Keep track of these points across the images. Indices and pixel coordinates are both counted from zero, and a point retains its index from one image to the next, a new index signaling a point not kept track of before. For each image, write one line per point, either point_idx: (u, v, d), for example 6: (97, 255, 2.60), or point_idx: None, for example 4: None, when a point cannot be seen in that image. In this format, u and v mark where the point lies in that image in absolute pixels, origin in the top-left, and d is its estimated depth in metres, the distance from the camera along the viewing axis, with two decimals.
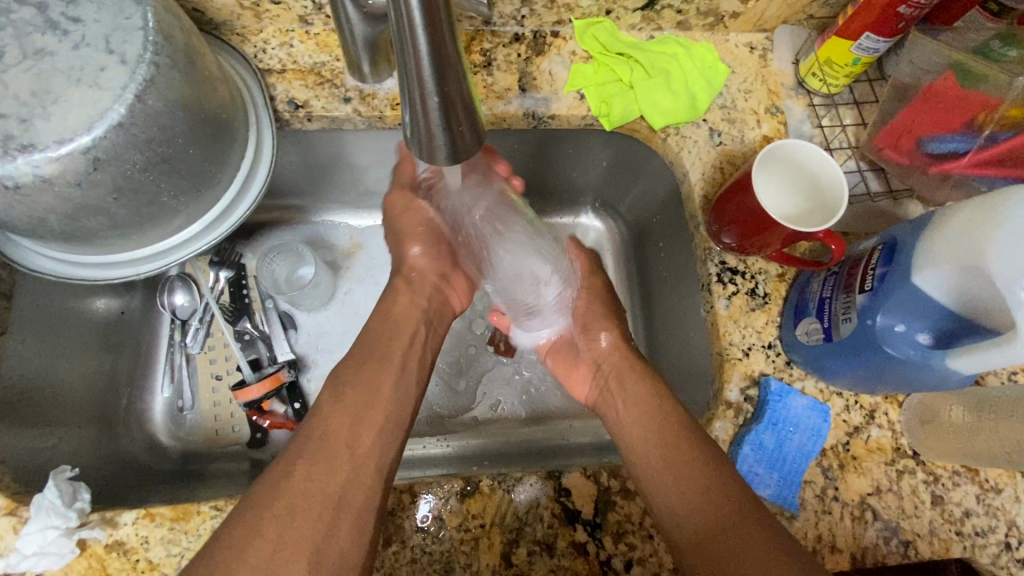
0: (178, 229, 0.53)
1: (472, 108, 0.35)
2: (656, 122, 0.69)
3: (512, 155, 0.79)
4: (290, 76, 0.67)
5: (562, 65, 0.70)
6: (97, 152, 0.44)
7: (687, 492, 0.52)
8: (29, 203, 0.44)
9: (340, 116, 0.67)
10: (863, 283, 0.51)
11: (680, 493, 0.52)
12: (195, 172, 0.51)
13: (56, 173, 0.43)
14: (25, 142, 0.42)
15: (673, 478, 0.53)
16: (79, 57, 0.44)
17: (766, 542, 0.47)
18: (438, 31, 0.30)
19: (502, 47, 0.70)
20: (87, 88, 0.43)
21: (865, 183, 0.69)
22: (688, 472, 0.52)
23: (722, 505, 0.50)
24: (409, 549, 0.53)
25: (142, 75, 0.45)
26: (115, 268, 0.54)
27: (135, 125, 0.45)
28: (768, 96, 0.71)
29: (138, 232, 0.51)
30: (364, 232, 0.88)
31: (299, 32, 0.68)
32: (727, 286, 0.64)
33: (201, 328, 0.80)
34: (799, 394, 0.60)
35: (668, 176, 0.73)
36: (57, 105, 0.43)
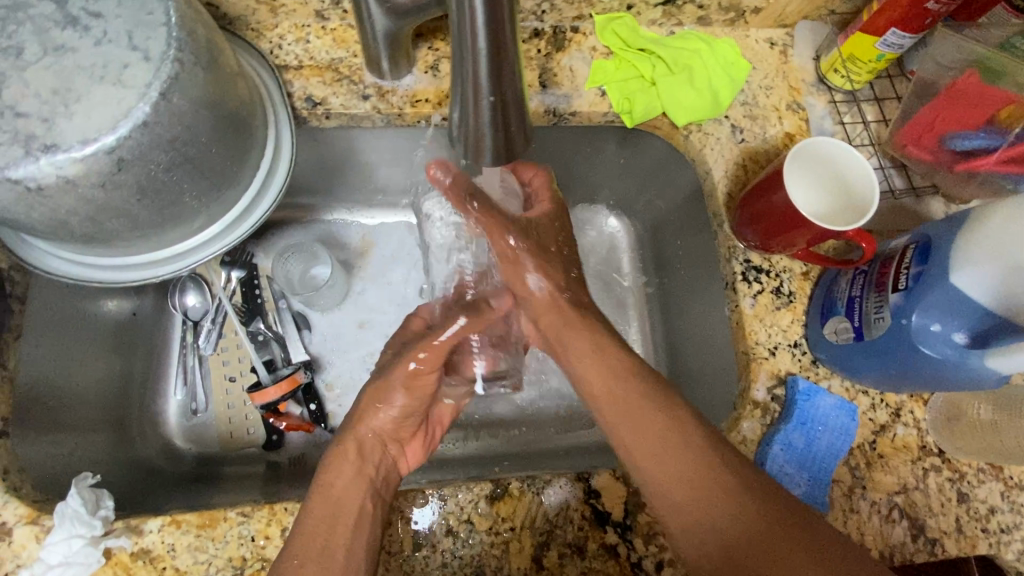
0: (199, 230, 0.52)
1: (522, 109, 0.34)
2: (679, 119, 0.68)
3: (529, 153, 0.78)
4: (307, 73, 0.65)
5: (582, 61, 0.69)
6: (121, 151, 0.42)
7: (713, 519, 0.47)
8: (51, 204, 0.43)
9: (359, 113, 0.66)
10: (896, 283, 0.51)
11: (708, 524, 0.47)
12: (218, 171, 0.49)
13: (80, 173, 0.42)
14: (48, 142, 0.41)
15: (697, 512, 0.48)
16: (101, 53, 0.43)
17: (813, 566, 0.43)
18: (500, 36, 0.29)
19: (521, 43, 0.69)
20: (111, 86, 0.42)
21: (888, 180, 0.68)
22: (710, 499, 0.48)
23: (759, 534, 0.45)
24: (438, 553, 0.52)
25: (167, 72, 0.43)
26: (135, 269, 0.53)
27: (159, 124, 0.43)
28: (789, 93, 0.71)
29: (160, 232, 0.50)
30: (377, 231, 0.87)
31: (315, 27, 0.66)
32: (752, 285, 0.63)
33: (214, 329, 0.79)
34: (826, 394, 0.60)
35: (688, 174, 0.73)
36: (81, 103, 0.42)
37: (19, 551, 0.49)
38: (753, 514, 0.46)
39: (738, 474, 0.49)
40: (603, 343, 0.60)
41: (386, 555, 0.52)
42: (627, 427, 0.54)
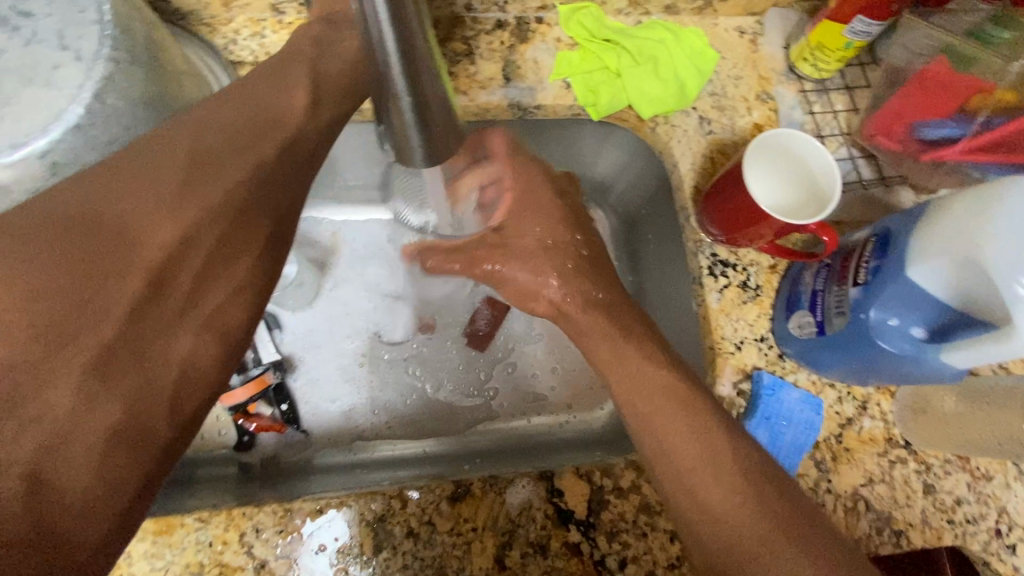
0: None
1: (448, 107, 0.33)
2: (645, 111, 0.67)
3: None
4: None
5: (547, 53, 0.68)
6: (54, 156, 0.41)
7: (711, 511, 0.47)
8: None
9: None
10: (856, 277, 0.50)
11: (710, 515, 0.47)
12: None
13: (12, 179, 0.41)
14: None
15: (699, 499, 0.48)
16: (32, 54, 0.41)
17: (801, 556, 0.44)
18: (407, 27, 0.28)
19: (484, 35, 0.67)
20: (41, 88, 0.41)
21: (857, 171, 0.67)
22: (721, 494, 0.47)
23: (753, 527, 0.45)
24: (399, 556, 0.52)
25: (99, 72, 0.42)
26: None
27: (94, 126, 0.42)
28: (759, 83, 0.70)
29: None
30: (346, 228, 0.85)
31: (271, 21, 0.64)
32: (718, 280, 0.63)
33: None
34: (791, 387, 0.59)
35: (657, 169, 0.72)
36: (10, 107, 0.40)
37: None
38: (749, 510, 0.46)
39: (740, 457, 0.48)
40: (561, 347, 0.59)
41: (347, 557, 0.52)
42: (665, 425, 0.50)
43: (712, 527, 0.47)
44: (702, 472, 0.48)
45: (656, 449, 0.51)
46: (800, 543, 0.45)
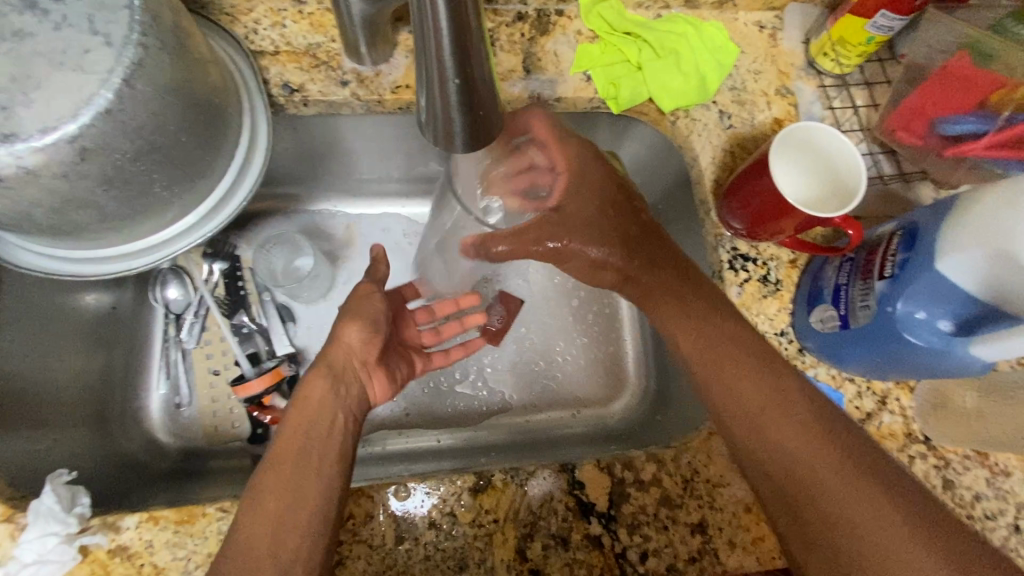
0: (173, 221, 0.51)
1: (493, 96, 0.33)
2: (665, 105, 0.67)
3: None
4: (283, 59, 0.63)
5: (567, 46, 0.68)
6: (84, 141, 0.41)
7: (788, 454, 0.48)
8: (13, 196, 0.42)
9: (337, 100, 0.64)
10: (882, 271, 0.50)
11: (777, 451, 0.49)
12: (189, 160, 0.48)
13: (40, 164, 0.40)
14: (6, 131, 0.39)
15: (775, 444, 0.49)
16: (62, 38, 0.41)
17: (880, 495, 0.44)
18: (461, 4, 0.28)
19: (504, 27, 0.67)
20: (71, 72, 0.41)
21: (877, 166, 0.67)
22: (797, 438, 0.49)
23: (830, 467, 0.46)
24: (422, 546, 0.52)
25: (129, 58, 0.42)
26: (108, 263, 0.51)
27: (123, 112, 0.42)
28: (778, 77, 0.69)
29: (130, 224, 0.48)
30: (362, 221, 0.86)
31: (292, 11, 0.64)
32: (739, 274, 0.62)
33: (197, 322, 0.78)
34: (812, 382, 0.59)
35: (676, 163, 0.72)
36: (40, 91, 0.40)
37: None
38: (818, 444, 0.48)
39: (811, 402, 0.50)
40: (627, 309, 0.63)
41: (369, 548, 0.51)
42: (738, 375, 0.53)
43: (788, 474, 0.48)
44: (769, 411, 0.51)
45: (727, 402, 0.53)
46: (884, 486, 0.45)
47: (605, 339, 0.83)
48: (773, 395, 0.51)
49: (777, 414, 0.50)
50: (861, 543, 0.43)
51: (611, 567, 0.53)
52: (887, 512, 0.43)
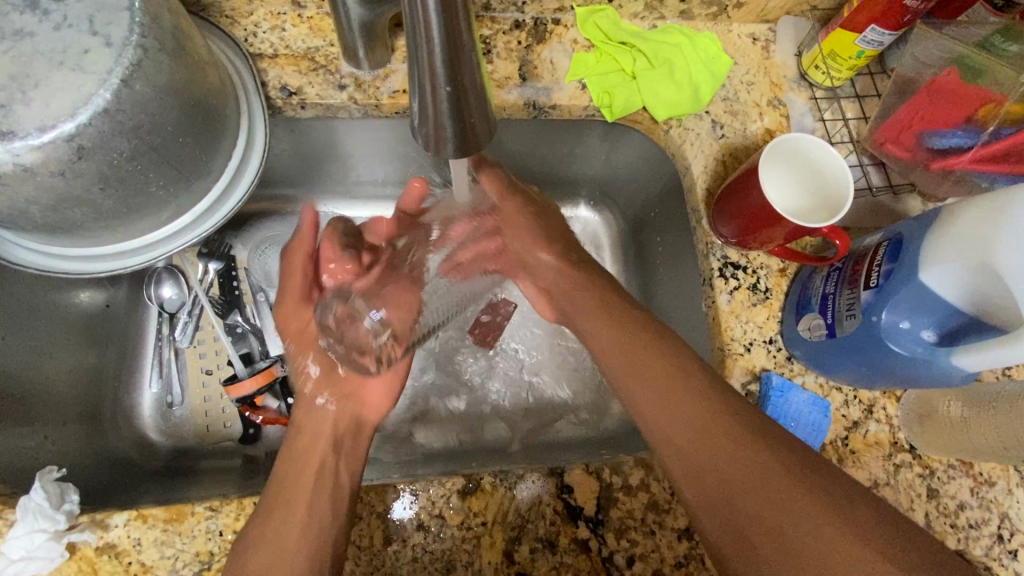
0: (167, 220, 0.51)
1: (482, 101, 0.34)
2: (659, 113, 0.67)
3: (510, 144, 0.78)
4: (282, 61, 0.64)
5: (563, 54, 0.68)
6: (81, 139, 0.41)
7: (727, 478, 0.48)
8: (8, 193, 0.42)
9: (335, 103, 0.65)
10: (868, 280, 0.51)
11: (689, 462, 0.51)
12: (185, 160, 0.48)
13: (38, 162, 0.41)
14: (5, 128, 0.40)
15: (716, 470, 0.49)
16: (61, 38, 0.41)
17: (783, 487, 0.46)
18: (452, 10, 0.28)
19: (502, 35, 0.68)
20: (70, 72, 0.41)
21: (867, 178, 0.68)
22: (677, 421, 0.53)
23: (723, 455, 0.49)
24: (409, 548, 0.52)
25: (128, 58, 0.42)
26: (102, 261, 0.52)
27: (121, 111, 0.43)
28: (771, 88, 0.71)
29: (126, 222, 0.49)
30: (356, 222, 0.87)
31: (291, 15, 0.65)
32: (729, 281, 0.63)
33: (190, 322, 0.79)
34: (800, 389, 0.60)
35: (668, 171, 0.72)
36: (39, 89, 0.40)
37: None
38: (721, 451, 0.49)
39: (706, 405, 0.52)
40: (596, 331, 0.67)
41: (357, 549, 0.52)
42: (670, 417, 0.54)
43: (729, 487, 0.48)
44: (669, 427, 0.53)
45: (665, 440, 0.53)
46: (781, 472, 0.47)
47: None
48: (671, 406, 0.54)
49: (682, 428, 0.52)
50: (740, 505, 0.47)
51: (598, 571, 0.53)
52: (787, 495, 0.45)
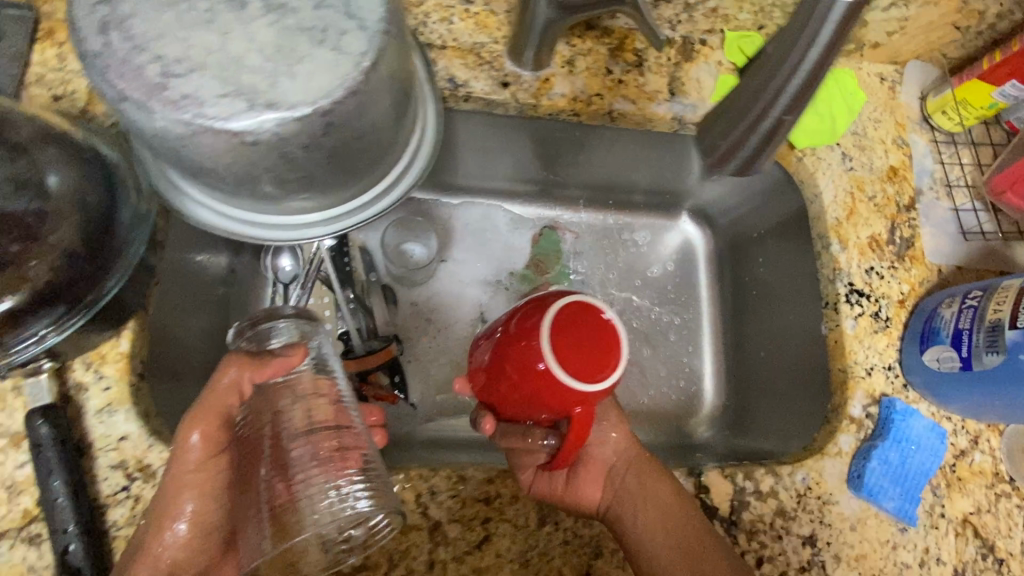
0: (349, 199, 0.53)
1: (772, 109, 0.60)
2: (798, 140, 0.72)
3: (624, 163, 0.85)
4: (451, 54, 0.66)
5: (709, 74, 0.71)
6: (333, 117, 0.43)
7: (657, 571, 0.53)
8: (254, 159, 0.44)
9: (498, 100, 0.66)
10: (1015, 320, 0.55)
11: None
12: (384, 139, 0.50)
13: (292, 133, 0.42)
14: (270, 99, 0.41)
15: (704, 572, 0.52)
16: (321, 17, 0.43)
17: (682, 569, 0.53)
18: None
19: (654, 49, 0.71)
20: (330, 51, 0.43)
21: (980, 222, 0.72)
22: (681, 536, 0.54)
23: None
24: (560, 531, 0.55)
25: (379, 43, 0.44)
26: (281, 232, 0.53)
27: (366, 93, 0.44)
28: (895, 128, 0.74)
29: (316, 191, 0.50)
30: (459, 212, 0.92)
31: (459, 9, 0.67)
32: (854, 307, 0.67)
33: (302, 295, 0.80)
34: (919, 415, 0.63)
35: (791, 198, 0.76)
36: (302, 65, 0.42)
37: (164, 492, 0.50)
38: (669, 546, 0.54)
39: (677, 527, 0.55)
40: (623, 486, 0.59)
41: (513, 527, 0.55)
42: (656, 508, 0.56)
43: None
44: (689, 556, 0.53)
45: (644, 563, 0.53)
46: None
47: (689, 353, 0.88)
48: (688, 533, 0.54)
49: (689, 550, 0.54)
50: None
51: None
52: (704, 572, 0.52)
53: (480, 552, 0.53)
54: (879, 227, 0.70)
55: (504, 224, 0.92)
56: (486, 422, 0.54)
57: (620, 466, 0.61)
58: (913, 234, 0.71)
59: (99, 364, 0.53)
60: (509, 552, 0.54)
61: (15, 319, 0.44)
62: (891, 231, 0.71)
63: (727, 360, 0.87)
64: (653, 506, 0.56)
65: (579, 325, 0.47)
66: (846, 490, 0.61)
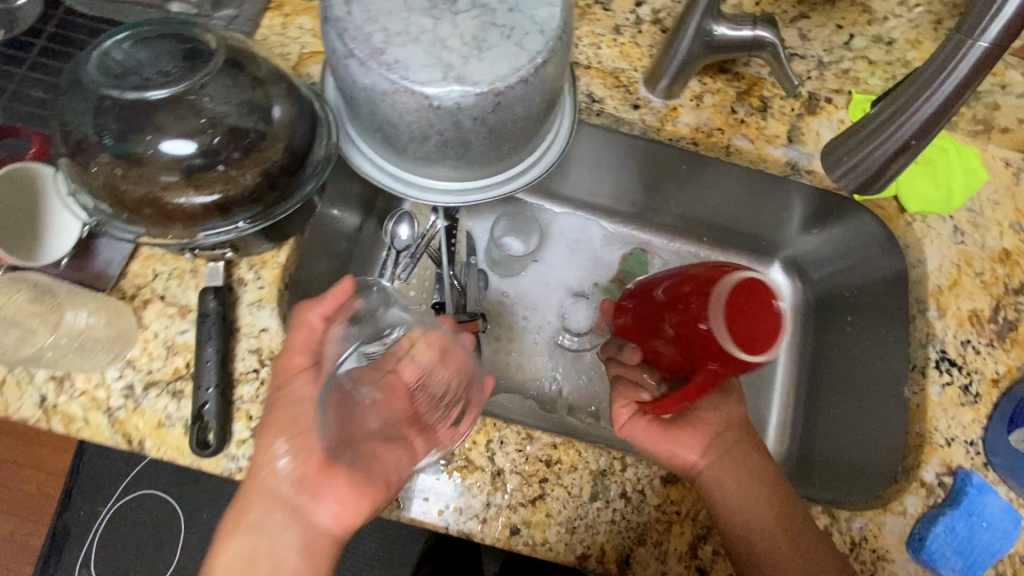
0: (487, 173, 0.63)
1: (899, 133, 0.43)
2: (911, 206, 0.73)
3: (723, 202, 0.91)
4: (593, 73, 0.74)
5: (830, 129, 0.74)
6: (503, 98, 0.52)
7: (754, 543, 0.56)
8: (432, 121, 0.53)
9: (627, 119, 0.74)
10: None
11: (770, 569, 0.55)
12: (531, 130, 0.60)
13: (469, 104, 0.51)
14: (461, 74, 0.50)
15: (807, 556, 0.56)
16: (513, 18, 0.52)
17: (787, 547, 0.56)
18: None
19: (779, 98, 0.75)
20: (514, 45, 0.52)
21: None
22: (781, 513, 0.58)
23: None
24: (610, 509, 0.58)
25: (552, 46, 0.53)
26: (427, 191, 0.63)
27: (532, 84, 0.53)
28: (1016, 212, 0.74)
29: (468, 164, 0.60)
30: (560, 218, 0.99)
31: (608, 38, 0.76)
32: (943, 375, 0.67)
33: (411, 262, 0.90)
34: (996, 495, 0.61)
35: (891, 261, 0.78)
36: (490, 52, 0.51)
37: None
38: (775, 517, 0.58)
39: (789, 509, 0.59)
40: (728, 453, 0.61)
41: (567, 493, 0.58)
42: (757, 485, 0.60)
43: None
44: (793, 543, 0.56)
45: (746, 536, 0.56)
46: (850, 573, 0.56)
47: (758, 395, 0.89)
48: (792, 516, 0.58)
49: (791, 532, 0.57)
50: None
51: None
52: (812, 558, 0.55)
53: (532, 508, 0.57)
54: (981, 304, 0.70)
55: (598, 238, 0.99)
56: (635, 354, 0.62)
57: (731, 430, 0.62)
58: (1018, 317, 0.70)
59: (260, 268, 0.62)
60: (559, 516, 0.57)
61: (225, 210, 0.52)
62: (995, 310, 0.70)
63: (795, 409, 0.87)
64: (755, 481, 0.60)
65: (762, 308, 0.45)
66: (903, 550, 0.60)
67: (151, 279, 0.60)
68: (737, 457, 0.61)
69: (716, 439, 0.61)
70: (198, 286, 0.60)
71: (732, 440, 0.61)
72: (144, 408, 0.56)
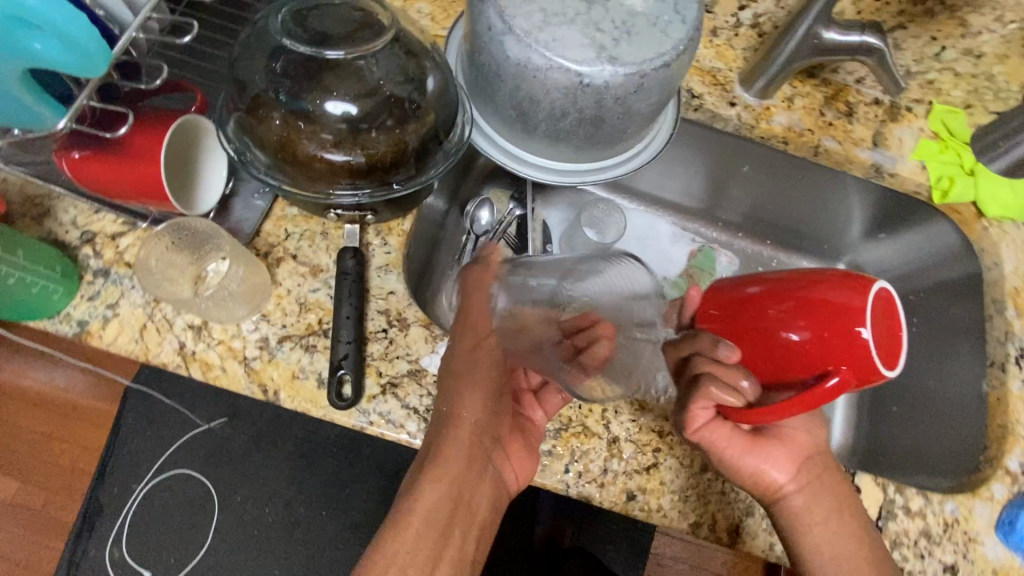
0: (603, 156, 0.66)
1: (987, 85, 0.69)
2: (989, 211, 0.77)
3: (795, 205, 0.93)
4: (693, 71, 0.78)
5: (911, 135, 0.80)
6: (646, 81, 0.55)
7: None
8: (576, 99, 0.56)
9: (724, 115, 0.78)
10: None
11: None
12: (652, 115, 0.63)
13: (616, 84, 0.55)
14: (612, 55, 0.53)
15: None
16: (658, 7, 0.56)
17: None
18: None
19: (864, 105, 0.81)
20: (659, 32, 0.55)
21: None
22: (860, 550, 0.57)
23: None
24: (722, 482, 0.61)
25: (692, 36, 0.56)
26: (543, 171, 0.67)
27: (671, 69, 0.56)
28: None
29: (590, 145, 0.64)
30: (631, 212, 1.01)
31: (706, 39, 0.80)
32: (1022, 370, 0.70)
33: (489, 245, 0.91)
34: None
35: (963, 265, 0.80)
36: (638, 36, 0.54)
37: (412, 344, 0.60)
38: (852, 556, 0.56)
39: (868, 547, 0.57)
40: (813, 487, 0.58)
41: (681, 464, 0.60)
42: (839, 517, 0.57)
43: None
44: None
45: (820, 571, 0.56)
46: None
47: None
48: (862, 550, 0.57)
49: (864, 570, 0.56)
50: None
51: None
52: None
53: (647, 476, 0.60)
54: None
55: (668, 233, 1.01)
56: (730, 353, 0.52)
57: (822, 456, 0.60)
58: None
59: (387, 234, 0.64)
60: (673, 486, 0.60)
61: (374, 171, 0.55)
62: None
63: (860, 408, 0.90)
64: (845, 515, 0.57)
65: (892, 345, 0.45)
66: (993, 534, 0.62)
67: (284, 239, 0.62)
68: (819, 488, 0.58)
69: (802, 470, 0.58)
70: (329, 247, 0.63)
71: (818, 473, 0.59)
72: (279, 360, 0.58)
